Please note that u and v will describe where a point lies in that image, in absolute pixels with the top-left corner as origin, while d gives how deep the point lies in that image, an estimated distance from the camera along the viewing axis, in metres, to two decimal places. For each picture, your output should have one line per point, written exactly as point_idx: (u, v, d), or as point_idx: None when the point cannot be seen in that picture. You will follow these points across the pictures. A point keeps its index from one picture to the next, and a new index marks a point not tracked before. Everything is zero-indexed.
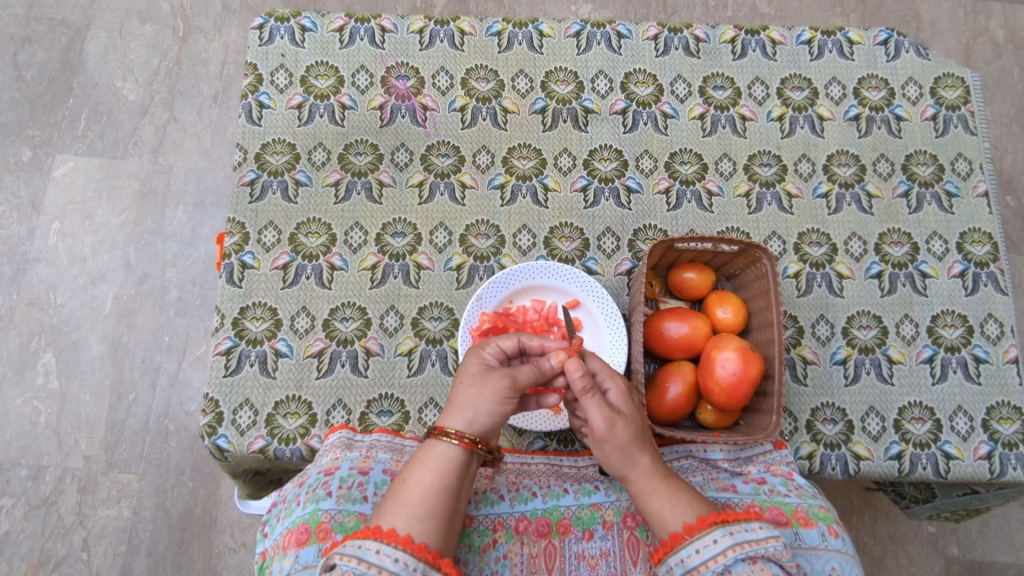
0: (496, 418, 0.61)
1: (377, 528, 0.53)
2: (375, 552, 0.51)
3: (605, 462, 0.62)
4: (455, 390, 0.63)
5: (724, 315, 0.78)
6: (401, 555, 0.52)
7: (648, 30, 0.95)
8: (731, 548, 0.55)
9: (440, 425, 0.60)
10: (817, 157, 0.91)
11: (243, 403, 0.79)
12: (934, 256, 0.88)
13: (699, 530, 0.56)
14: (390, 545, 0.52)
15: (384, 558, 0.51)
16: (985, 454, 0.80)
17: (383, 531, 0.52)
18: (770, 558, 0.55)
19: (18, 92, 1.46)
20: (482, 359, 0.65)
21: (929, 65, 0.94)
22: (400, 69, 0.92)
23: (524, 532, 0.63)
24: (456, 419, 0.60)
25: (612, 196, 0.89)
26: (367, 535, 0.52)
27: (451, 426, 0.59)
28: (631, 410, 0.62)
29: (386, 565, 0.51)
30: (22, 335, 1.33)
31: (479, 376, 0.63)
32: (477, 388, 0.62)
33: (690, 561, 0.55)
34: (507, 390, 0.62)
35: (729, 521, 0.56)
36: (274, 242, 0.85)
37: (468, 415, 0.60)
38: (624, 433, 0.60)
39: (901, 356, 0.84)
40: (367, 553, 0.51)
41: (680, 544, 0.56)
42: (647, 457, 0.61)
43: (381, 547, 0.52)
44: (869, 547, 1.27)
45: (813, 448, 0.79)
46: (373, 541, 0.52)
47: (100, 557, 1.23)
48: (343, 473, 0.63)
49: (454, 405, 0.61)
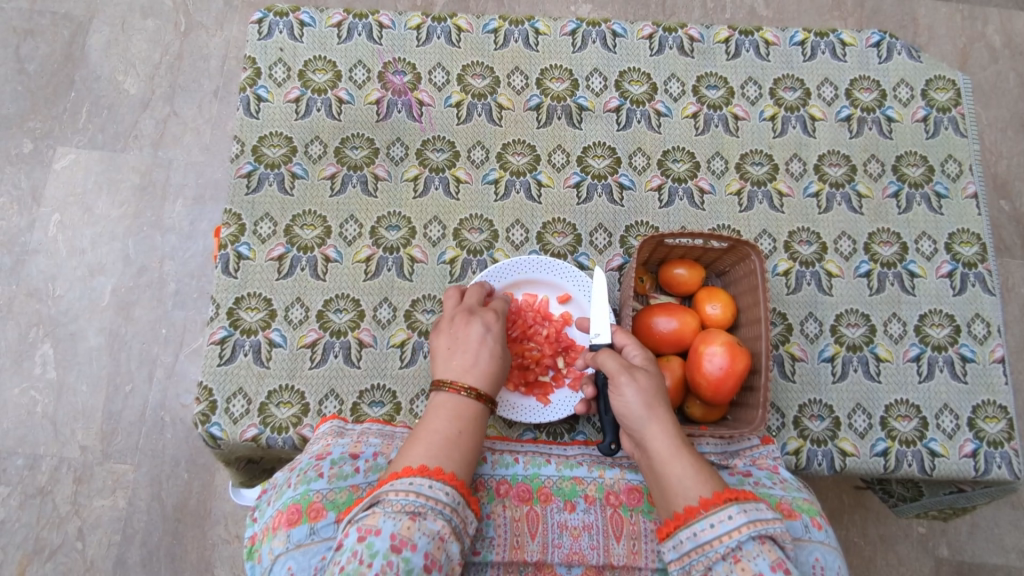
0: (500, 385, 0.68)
1: (423, 467, 0.55)
2: (428, 486, 0.54)
3: (624, 411, 0.63)
4: (483, 347, 0.67)
5: (713, 311, 0.79)
6: (450, 489, 0.55)
7: (642, 29, 0.96)
8: (745, 525, 0.55)
9: (466, 381, 0.64)
10: (807, 157, 0.92)
11: (237, 391, 0.80)
12: (922, 256, 0.88)
13: (715, 504, 0.56)
14: (440, 480, 0.55)
15: (437, 491, 0.54)
16: (970, 452, 0.80)
17: (430, 469, 0.55)
18: (778, 538, 0.55)
19: (20, 85, 1.47)
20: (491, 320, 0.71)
21: (921, 68, 0.95)
22: (397, 65, 0.93)
23: (505, 495, 0.64)
24: (484, 382, 0.64)
25: (604, 192, 0.90)
26: (415, 472, 0.55)
27: (477, 386, 0.64)
28: (653, 368, 0.67)
29: (439, 497, 0.54)
30: (21, 325, 1.34)
31: (499, 344, 0.68)
32: (500, 356, 0.68)
33: (704, 534, 0.55)
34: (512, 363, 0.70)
35: (742, 499, 0.56)
36: (270, 234, 0.86)
37: (492, 380, 0.65)
38: (646, 381, 0.64)
39: (888, 355, 0.85)
40: (421, 487, 0.54)
41: (695, 518, 0.56)
42: (668, 411, 0.63)
43: (432, 482, 0.54)
44: (859, 547, 1.27)
45: (799, 444, 0.80)
46: (425, 477, 0.54)
47: (94, 547, 1.24)
48: (335, 456, 0.64)
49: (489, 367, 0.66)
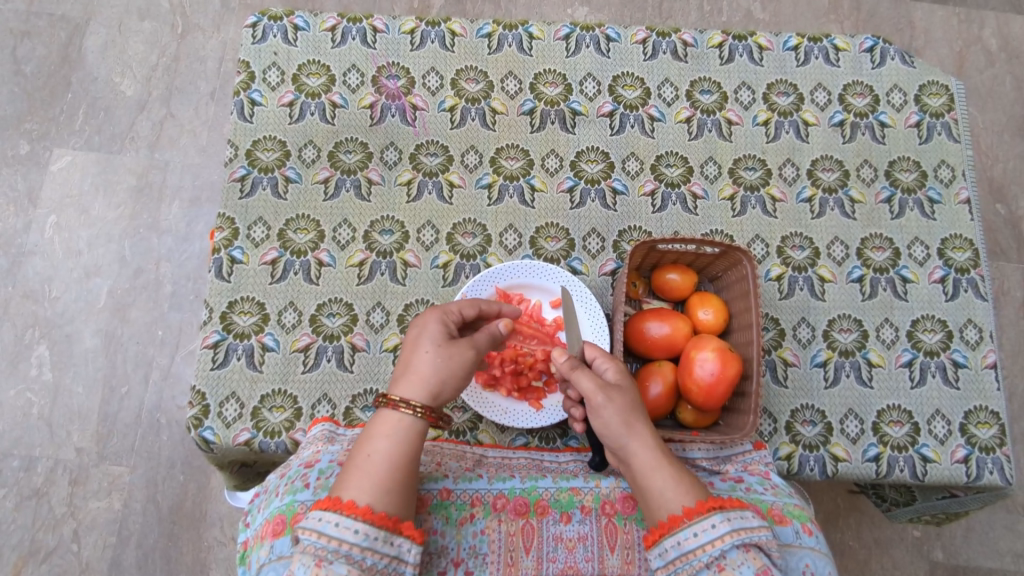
0: (455, 390, 0.64)
1: (336, 500, 0.53)
2: (334, 525, 0.52)
3: (604, 429, 0.63)
4: (419, 353, 0.64)
5: (705, 317, 0.79)
6: (361, 526, 0.52)
7: (636, 34, 0.96)
8: (728, 534, 0.55)
9: (398, 393, 0.61)
10: (801, 162, 0.92)
11: (230, 396, 0.80)
12: (915, 262, 0.89)
13: (698, 513, 0.56)
14: (349, 517, 0.52)
15: (344, 530, 0.52)
16: (962, 458, 0.81)
17: (343, 503, 0.53)
18: (762, 546, 0.56)
19: (17, 86, 1.47)
20: (444, 324, 0.67)
21: (914, 73, 0.95)
22: (391, 70, 0.93)
23: (502, 509, 0.64)
24: (420, 391, 0.61)
25: (597, 197, 0.90)
26: (327, 506, 0.53)
27: (413, 396, 0.60)
28: (627, 383, 0.66)
29: (346, 537, 0.52)
30: (17, 327, 1.34)
31: (444, 346, 0.64)
32: (443, 360, 0.63)
33: (688, 543, 0.55)
34: (472, 364, 0.65)
35: (726, 508, 0.57)
36: (263, 238, 0.86)
37: (432, 388, 0.62)
38: (621, 399, 0.63)
39: (880, 360, 0.85)
40: (327, 527, 0.52)
41: (678, 527, 0.56)
42: (646, 425, 0.63)
43: (340, 520, 0.52)
44: (853, 551, 1.28)
45: (792, 449, 0.80)
46: (333, 514, 0.53)
47: (90, 549, 1.24)
48: (322, 465, 0.64)
49: (420, 373, 0.62)
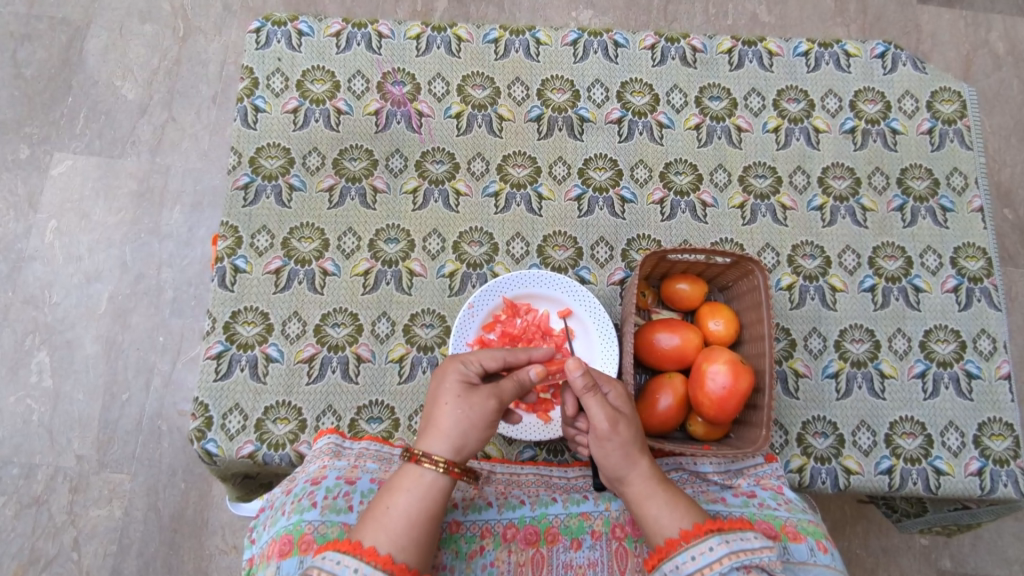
0: (481, 440, 0.62)
1: (357, 545, 0.53)
2: (353, 569, 0.52)
3: (604, 461, 0.62)
4: (437, 409, 0.62)
5: (716, 328, 0.78)
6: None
7: (645, 40, 0.95)
8: (726, 556, 0.55)
9: (422, 447, 0.60)
10: (811, 170, 0.91)
11: (233, 407, 0.78)
12: (927, 271, 0.87)
13: (695, 536, 0.56)
14: (369, 564, 0.52)
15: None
16: (976, 470, 0.79)
17: (364, 549, 0.53)
18: (766, 567, 0.55)
19: (17, 89, 1.46)
20: (463, 373, 0.64)
21: (926, 79, 0.94)
22: (396, 76, 0.92)
23: (511, 539, 0.63)
24: (442, 446, 0.59)
25: (606, 205, 0.89)
26: (347, 550, 0.53)
27: (437, 452, 0.59)
28: (631, 411, 0.64)
29: None
30: (17, 332, 1.33)
31: (464, 398, 0.61)
32: (463, 413, 0.61)
33: (686, 567, 0.55)
34: (494, 412, 0.62)
35: (724, 529, 0.56)
36: (267, 246, 0.85)
37: (455, 441, 0.60)
38: (626, 432, 0.62)
39: (893, 371, 0.84)
40: (345, 570, 0.52)
41: (675, 551, 0.56)
42: (648, 458, 0.62)
43: (360, 565, 0.52)
44: (861, 559, 1.26)
45: (803, 462, 0.79)
46: (353, 558, 0.52)
47: (90, 558, 1.23)
48: (329, 483, 0.63)
49: (439, 428, 0.60)
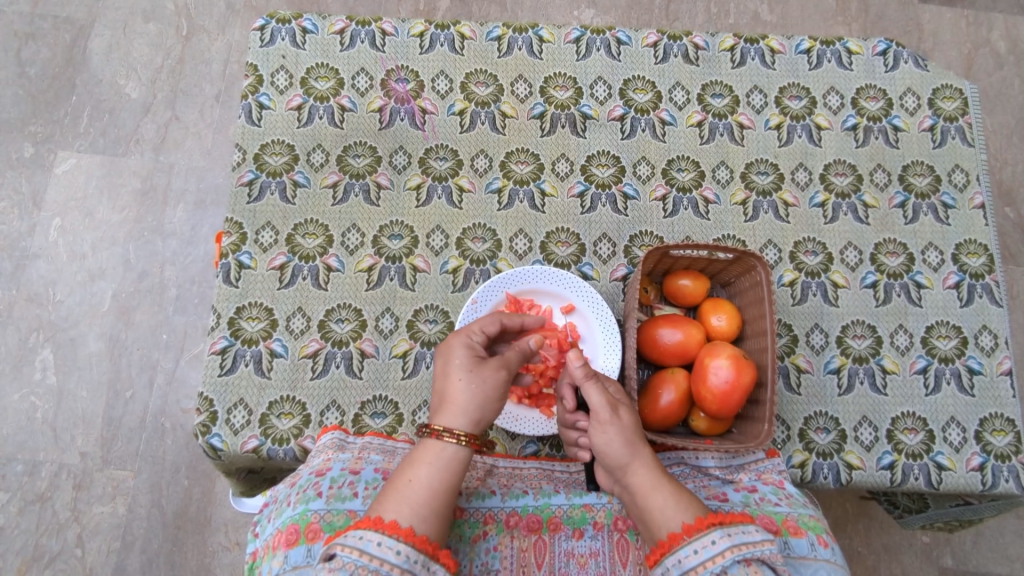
0: (495, 412, 0.63)
1: (378, 519, 0.53)
2: (377, 543, 0.52)
3: (605, 448, 0.63)
4: (448, 383, 0.63)
5: (718, 323, 0.78)
6: (403, 548, 0.52)
7: (647, 37, 0.95)
8: (728, 549, 0.55)
9: (439, 423, 0.61)
10: (813, 166, 0.91)
11: (238, 402, 0.79)
12: (928, 267, 0.88)
13: (698, 530, 0.56)
14: (392, 537, 0.52)
15: (386, 550, 0.52)
16: (977, 466, 0.79)
17: (385, 523, 0.53)
18: (766, 561, 0.55)
19: (21, 88, 1.47)
20: (468, 347, 0.65)
21: (927, 77, 0.94)
22: (399, 73, 0.93)
23: (514, 526, 0.64)
24: (460, 420, 0.60)
25: (608, 202, 0.89)
26: (369, 525, 0.53)
27: (456, 425, 0.60)
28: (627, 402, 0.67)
29: (387, 558, 0.52)
30: (21, 330, 1.33)
31: (474, 371, 0.63)
32: (476, 385, 0.62)
33: (688, 561, 0.55)
34: (505, 382, 0.64)
35: (726, 523, 0.56)
36: (271, 242, 0.85)
37: (472, 415, 0.61)
38: (626, 419, 0.64)
39: (895, 367, 0.84)
40: (368, 545, 0.52)
41: (678, 545, 0.56)
42: (649, 448, 0.63)
43: (383, 539, 0.52)
44: (862, 556, 1.26)
45: (805, 457, 0.79)
46: (375, 532, 0.52)
47: (93, 554, 1.23)
48: (334, 474, 0.63)
49: (453, 401, 0.61)
